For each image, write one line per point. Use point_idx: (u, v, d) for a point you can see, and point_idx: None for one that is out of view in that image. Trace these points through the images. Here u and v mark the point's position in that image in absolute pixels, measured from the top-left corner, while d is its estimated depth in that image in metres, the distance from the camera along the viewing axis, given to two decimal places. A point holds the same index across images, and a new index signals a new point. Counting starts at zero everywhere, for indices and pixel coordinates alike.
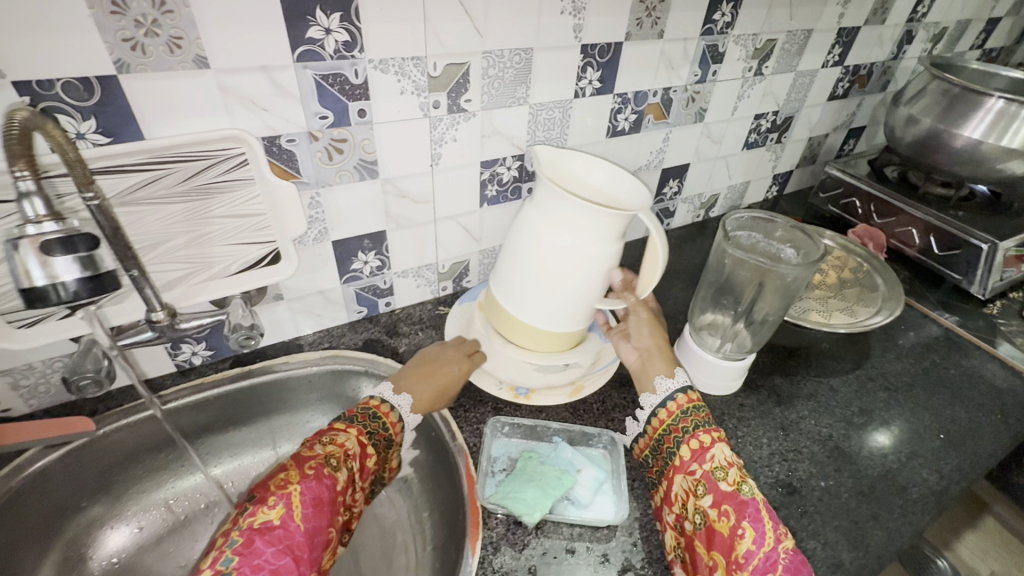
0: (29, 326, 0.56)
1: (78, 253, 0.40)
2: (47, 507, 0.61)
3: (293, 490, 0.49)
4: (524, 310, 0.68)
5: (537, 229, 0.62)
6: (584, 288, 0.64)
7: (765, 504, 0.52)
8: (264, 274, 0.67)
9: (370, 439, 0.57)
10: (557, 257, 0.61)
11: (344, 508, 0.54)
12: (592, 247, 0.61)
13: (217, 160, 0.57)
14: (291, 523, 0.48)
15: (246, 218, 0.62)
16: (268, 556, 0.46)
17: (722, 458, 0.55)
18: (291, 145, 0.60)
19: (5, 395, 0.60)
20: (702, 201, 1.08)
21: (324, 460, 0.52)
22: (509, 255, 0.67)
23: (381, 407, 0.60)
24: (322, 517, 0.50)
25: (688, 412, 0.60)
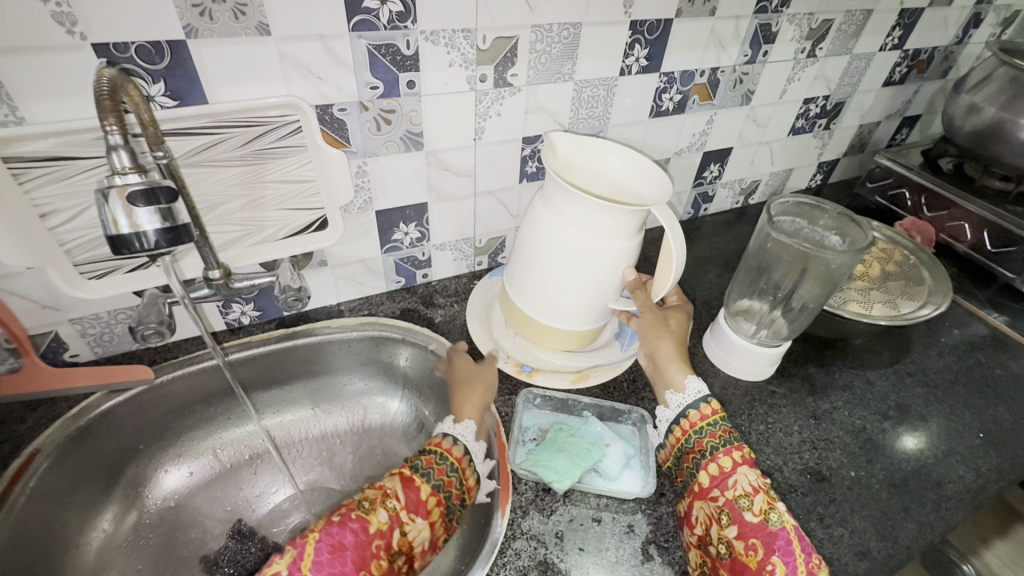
0: (98, 277, 0.60)
1: (159, 205, 0.42)
2: (109, 448, 0.66)
3: (309, 538, 0.48)
4: (540, 309, 0.68)
5: (551, 226, 0.61)
6: (596, 285, 0.63)
7: (796, 532, 0.52)
8: (312, 240, 0.70)
9: (421, 483, 0.54)
10: (571, 255, 0.61)
11: (389, 552, 0.50)
12: (604, 242, 0.60)
13: (272, 126, 0.59)
14: (300, 573, 0.46)
15: (298, 184, 0.65)
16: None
17: (745, 485, 0.54)
18: (342, 114, 0.61)
19: (74, 340, 0.65)
20: (742, 187, 1.06)
21: (356, 505, 0.51)
22: (524, 258, 0.66)
23: (445, 445, 0.58)
24: (343, 564, 0.47)
25: (703, 432, 0.59)
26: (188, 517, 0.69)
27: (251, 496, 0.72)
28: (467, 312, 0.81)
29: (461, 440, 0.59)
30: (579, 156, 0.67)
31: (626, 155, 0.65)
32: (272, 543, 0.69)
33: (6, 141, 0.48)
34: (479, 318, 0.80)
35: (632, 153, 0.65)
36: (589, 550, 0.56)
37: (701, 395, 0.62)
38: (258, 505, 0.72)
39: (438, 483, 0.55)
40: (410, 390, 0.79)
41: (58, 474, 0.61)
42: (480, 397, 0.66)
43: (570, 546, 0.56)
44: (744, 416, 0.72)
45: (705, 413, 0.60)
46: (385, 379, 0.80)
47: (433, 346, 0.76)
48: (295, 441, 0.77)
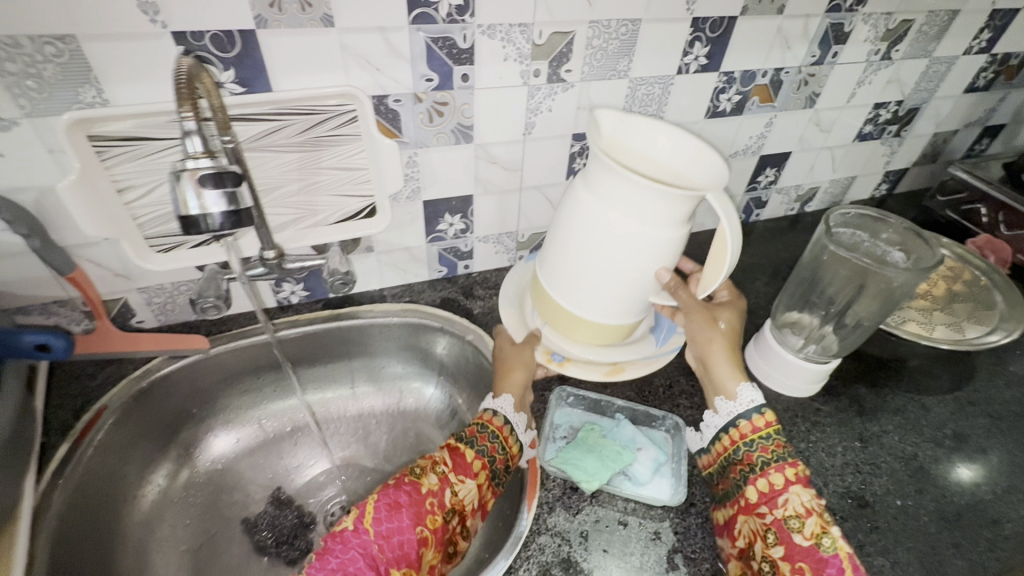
0: (164, 251, 0.64)
1: (226, 188, 0.45)
2: (167, 409, 0.70)
3: (369, 498, 0.51)
4: (572, 298, 0.64)
5: (591, 211, 0.58)
6: (637, 276, 0.60)
7: (851, 561, 0.49)
8: (361, 226, 0.72)
9: (466, 450, 0.56)
10: (612, 242, 0.57)
11: (444, 510, 0.53)
12: (650, 229, 0.56)
13: (330, 115, 0.61)
14: (361, 527, 0.49)
15: (351, 171, 0.67)
16: (338, 556, 0.48)
17: (797, 506, 0.52)
18: (396, 105, 0.63)
19: (141, 307, 0.69)
20: (799, 194, 1.01)
21: (410, 469, 0.54)
22: (559, 242, 0.63)
23: (485, 417, 0.60)
24: (400, 519, 0.50)
25: (754, 445, 0.57)
26: (232, 481, 0.73)
27: (291, 466, 0.76)
28: (499, 294, 0.78)
29: (501, 412, 0.61)
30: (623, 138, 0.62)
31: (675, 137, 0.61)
32: (308, 512, 0.72)
33: (92, 122, 0.52)
34: (510, 302, 0.76)
35: (682, 133, 0.60)
36: (613, 552, 0.56)
37: (755, 405, 0.59)
38: (296, 475, 0.76)
39: (481, 450, 0.57)
40: (445, 378, 0.81)
41: (122, 429, 0.66)
42: (522, 377, 0.66)
43: (594, 544, 0.57)
44: (784, 432, 0.69)
45: (758, 425, 0.58)
46: (422, 365, 0.82)
47: (471, 337, 0.77)
48: (333, 418, 0.80)
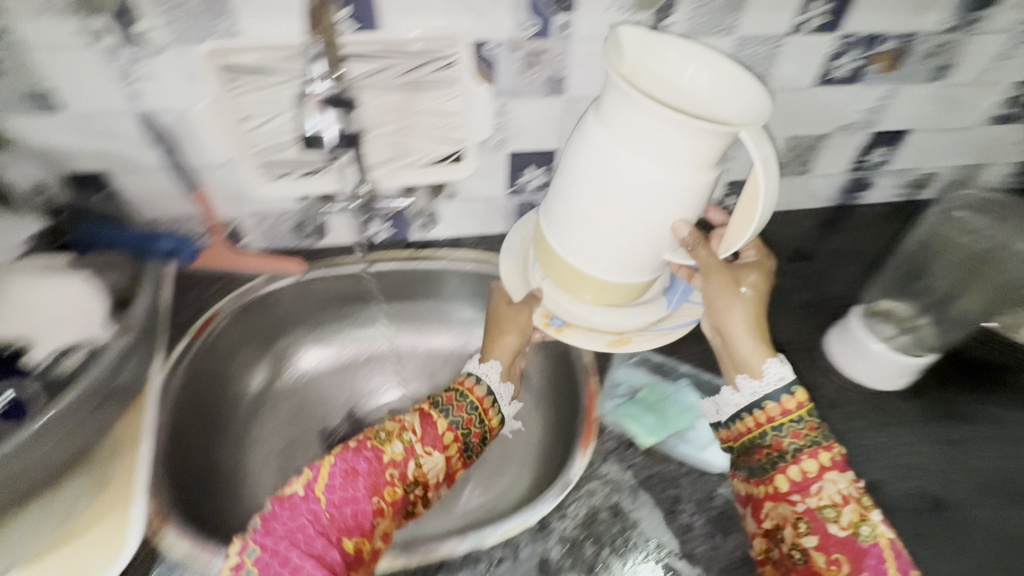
0: (273, 180, 0.70)
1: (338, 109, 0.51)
2: (266, 323, 0.78)
3: (324, 463, 0.53)
4: (575, 248, 0.57)
5: (603, 144, 0.50)
6: (653, 227, 0.52)
7: (891, 548, 0.49)
8: (447, 171, 0.74)
9: (438, 419, 0.57)
10: (627, 183, 0.50)
11: (403, 481, 0.54)
12: (671, 171, 0.48)
13: (430, 57, 0.63)
14: (313, 494, 0.51)
15: (444, 116, 0.69)
16: (286, 521, 0.50)
17: (832, 494, 0.50)
18: (494, 52, 0.64)
19: (252, 226, 0.76)
20: (911, 178, 0.93)
21: (375, 435, 0.56)
22: (564, 186, 0.55)
23: (467, 384, 0.61)
24: (354, 488, 0.52)
25: (784, 430, 0.54)
26: (314, 394, 0.81)
27: (365, 390, 0.83)
28: (502, 248, 0.73)
29: (484, 381, 0.61)
30: (645, 66, 0.54)
31: (707, 66, 0.52)
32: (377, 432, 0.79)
33: (226, 52, 0.58)
34: (513, 258, 0.71)
35: (714, 62, 0.52)
36: (661, 508, 0.57)
37: (784, 383, 0.55)
38: (369, 398, 0.82)
39: (456, 420, 0.58)
40: None
41: (230, 334, 0.74)
42: (516, 343, 0.64)
43: (643, 498, 0.58)
44: (860, 425, 0.66)
45: (788, 408, 0.54)
46: None
47: None
48: (406, 352, 0.86)
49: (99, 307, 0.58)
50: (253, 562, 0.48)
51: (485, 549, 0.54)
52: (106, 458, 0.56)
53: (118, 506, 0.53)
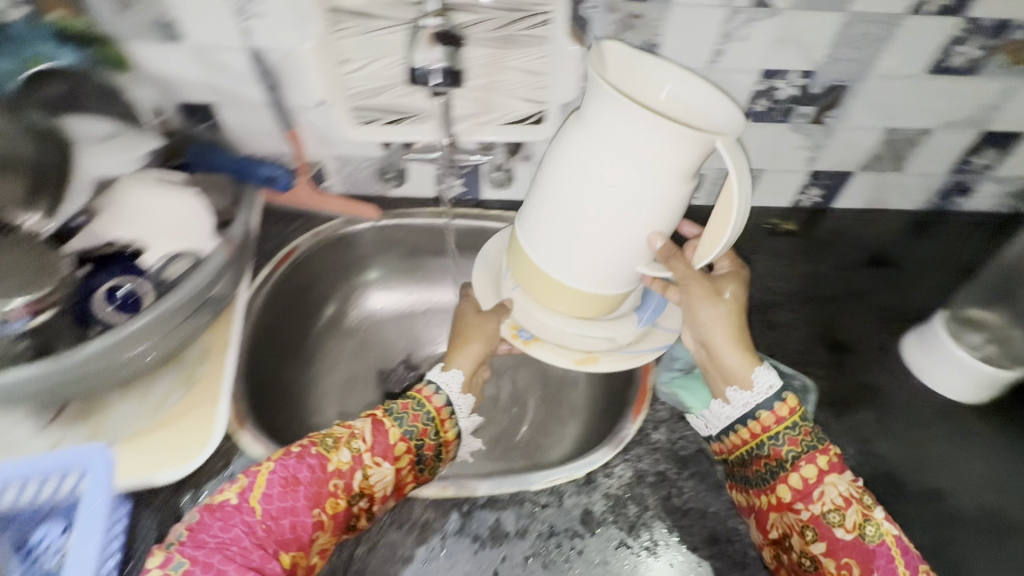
0: (365, 124, 0.73)
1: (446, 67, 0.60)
2: (339, 263, 0.82)
3: (262, 468, 0.47)
4: (548, 254, 0.55)
5: (583, 144, 0.48)
6: (631, 233, 0.50)
7: (898, 544, 0.47)
8: (527, 132, 0.75)
9: (391, 428, 0.51)
10: (604, 185, 0.48)
11: (349, 493, 0.49)
12: (647, 175, 0.47)
13: (526, 14, 0.64)
14: (247, 505, 0.45)
15: (531, 76, 0.69)
16: (216, 533, 0.44)
17: (834, 498, 0.49)
18: (591, 12, 0.63)
19: (334, 170, 0.80)
20: (1017, 188, 0.86)
21: (321, 440, 0.50)
22: (541, 193, 0.53)
23: (424, 393, 0.55)
24: (294, 500, 0.46)
25: (781, 438, 0.51)
26: (374, 336, 0.84)
27: (423, 339, 0.85)
28: (478, 255, 0.70)
29: (443, 390, 0.55)
30: (625, 81, 0.54)
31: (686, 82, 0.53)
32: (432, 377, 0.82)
33: None
34: (487, 265, 0.69)
35: (688, 79, 0.53)
36: (708, 482, 0.57)
37: (775, 391, 0.52)
38: (425, 349, 0.85)
39: (410, 430, 0.52)
40: None
41: (306, 269, 0.78)
42: (479, 351, 0.60)
43: (691, 470, 0.58)
44: (924, 435, 0.66)
45: (781, 415, 0.52)
46: None
47: None
48: None
49: (208, 221, 0.57)
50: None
51: (532, 492, 0.54)
52: (196, 361, 0.61)
53: (208, 401, 0.58)
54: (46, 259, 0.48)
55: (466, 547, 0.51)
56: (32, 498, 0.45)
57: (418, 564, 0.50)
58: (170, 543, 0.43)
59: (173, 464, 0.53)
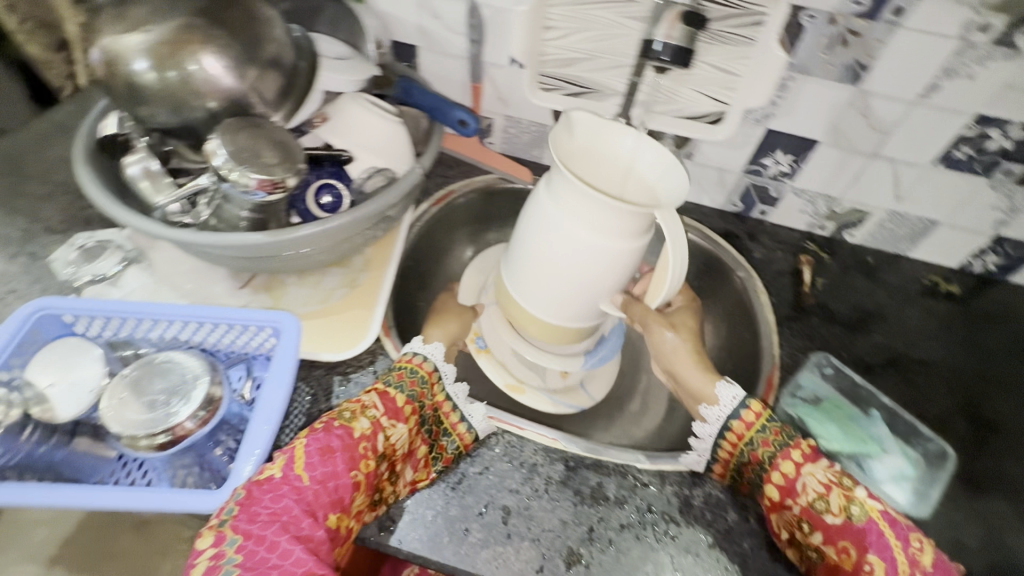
0: (547, 90, 0.76)
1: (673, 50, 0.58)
2: (483, 215, 0.87)
3: (297, 444, 0.47)
4: (521, 290, 0.64)
5: (545, 209, 0.56)
6: (594, 282, 0.58)
7: (883, 518, 0.49)
8: (699, 130, 0.74)
9: (396, 394, 0.54)
10: (567, 244, 0.56)
11: (378, 455, 0.50)
12: (602, 239, 0.54)
13: (741, 13, 0.62)
14: (292, 476, 0.45)
15: (723, 74, 0.68)
16: (267, 505, 0.43)
17: (816, 486, 0.51)
18: (807, 21, 0.62)
19: (501, 129, 0.85)
20: None
21: (337, 415, 0.50)
22: (520, 241, 0.61)
23: (415, 362, 0.57)
24: (333, 465, 0.46)
25: (756, 442, 0.55)
26: None
27: None
28: (477, 259, 0.83)
29: (430, 357, 0.58)
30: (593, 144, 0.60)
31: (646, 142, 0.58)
32: None
33: None
34: (480, 269, 0.81)
35: (647, 141, 0.57)
36: None
37: (739, 400, 0.57)
38: None
39: (410, 394, 0.55)
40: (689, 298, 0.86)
41: (456, 214, 0.84)
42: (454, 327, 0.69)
43: None
44: None
45: (750, 421, 0.56)
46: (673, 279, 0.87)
47: (741, 273, 0.78)
48: None
49: (404, 142, 0.64)
50: (234, 554, 0.40)
51: (636, 469, 0.57)
52: (359, 269, 0.69)
53: (366, 305, 0.65)
54: (288, 140, 0.53)
55: (567, 497, 0.54)
56: (232, 340, 0.54)
57: (522, 497, 0.54)
58: (222, 519, 0.41)
59: (335, 348, 0.61)
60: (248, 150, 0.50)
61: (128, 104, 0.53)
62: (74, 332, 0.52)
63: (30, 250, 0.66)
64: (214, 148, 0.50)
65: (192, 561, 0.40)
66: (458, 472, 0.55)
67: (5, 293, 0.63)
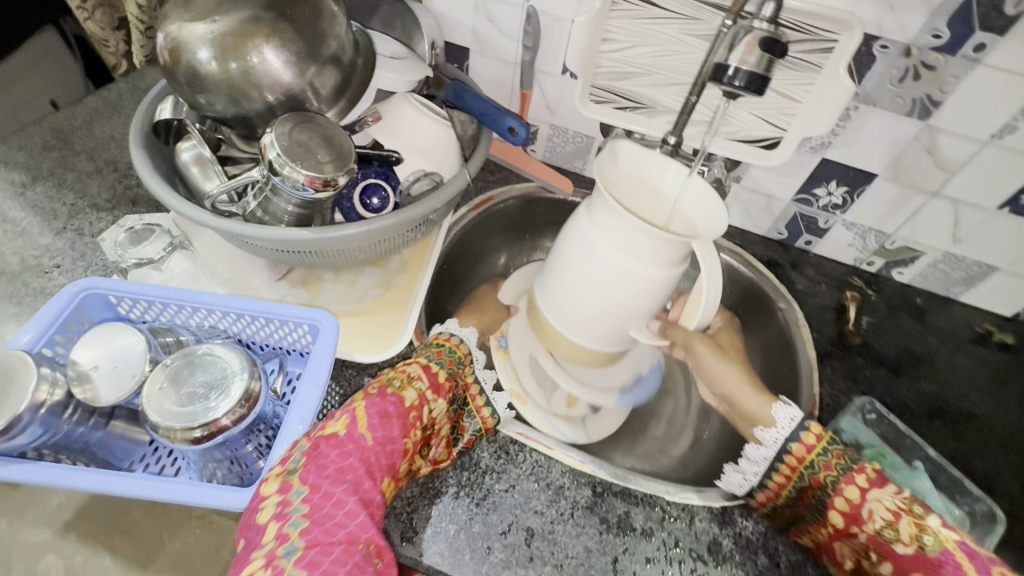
0: (598, 102, 0.75)
1: (742, 77, 0.46)
2: (520, 222, 0.86)
3: (357, 406, 0.50)
4: (551, 307, 0.63)
5: (584, 232, 0.55)
6: (624, 307, 0.57)
7: (959, 547, 0.48)
8: (752, 154, 0.72)
9: (437, 368, 0.57)
10: (599, 267, 0.54)
11: (423, 425, 0.52)
12: (635, 265, 0.53)
13: (812, 38, 0.61)
14: (356, 433, 0.47)
15: (783, 99, 0.67)
16: (334, 459, 0.45)
17: (884, 514, 0.50)
18: (879, 52, 0.60)
19: (545, 138, 0.84)
20: None
21: (387, 383, 0.53)
22: (555, 260, 0.60)
23: (453, 340, 0.61)
24: (389, 429, 0.49)
25: (817, 465, 0.54)
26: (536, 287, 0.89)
27: None
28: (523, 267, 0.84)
29: (463, 337, 0.62)
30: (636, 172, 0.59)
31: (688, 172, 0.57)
32: None
33: None
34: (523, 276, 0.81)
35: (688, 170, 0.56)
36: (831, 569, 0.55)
37: (798, 422, 0.56)
38: None
39: (443, 365, 0.58)
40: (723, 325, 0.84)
41: (494, 221, 0.83)
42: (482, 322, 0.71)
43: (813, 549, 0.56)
44: None
45: (811, 443, 0.55)
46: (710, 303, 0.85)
47: (782, 305, 0.77)
48: None
49: (453, 147, 0.63)
50: (301, 503, 0.42)
51: (665, 500, 0.55)
52: (395, 270, 0.68)
53: (399, 309, 0.65)
54: (342, 138, 0.53)
55: (593, 525, 0.53)
56: (269, 335, 0.54)
57: (546, 520, 0.52)
58: (290, 469, 0.44)
59: (367, 350, 0.61)
60: (302, 147, 0.50)
61: (186, 92, 0.53)
62: (117, 313, 0.53)
63: (76, 225, 0.67)
64: (270, 141, 0.50)
65: (256, 505, 0.42)
66: (484, 488, 0.54)
67: (50, 266, 0.64)
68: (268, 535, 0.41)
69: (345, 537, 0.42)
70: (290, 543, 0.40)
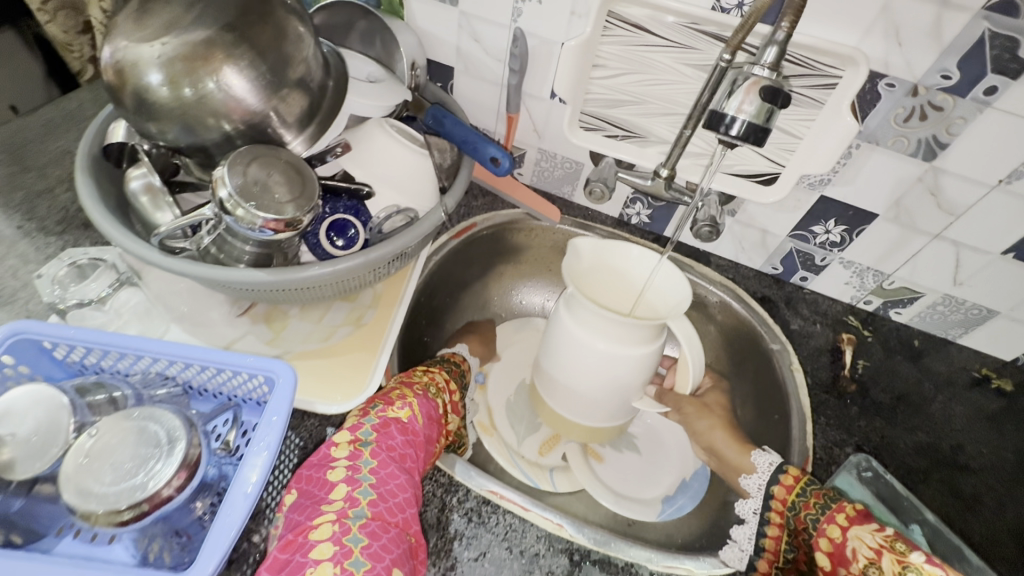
0: (588, 130, 0.71)
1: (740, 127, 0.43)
2: (503, 249, 0.82)
3: (411, 399, 0.56)
4: (552, 397, 0.64)
5: (565, 324, 0.57)
6: (622, 387, 0.57)
7: None
8: (749, 189, 0.69)
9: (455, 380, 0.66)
10: (586, 356, 0.56)
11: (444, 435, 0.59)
12: (619, 347, 0.54)
13: (813, 72, 0.58)
14: (415, 422, 0.54)
15: (782, 134, 0.63)
16: (397, 443, 0.51)
17: (866, 552, 0.52)
18: (885, 90, 0.56)
19: (532, 162, 0.80)
20: None
21: (427, 386, 0.59)
22: (545, 354, 0.62)
23: (457, 356, 0.71)
24: (433, 429, 0.56)
25: (798, 506, 0.57)
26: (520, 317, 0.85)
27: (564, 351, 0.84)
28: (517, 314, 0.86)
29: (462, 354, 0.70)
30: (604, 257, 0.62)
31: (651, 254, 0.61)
32: None
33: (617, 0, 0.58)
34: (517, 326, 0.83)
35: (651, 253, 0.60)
36: None
37: (776, 466, 0.61)
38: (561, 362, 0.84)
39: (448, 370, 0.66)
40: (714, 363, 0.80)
41: (477, 248, 0.79)
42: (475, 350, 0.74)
43: None
44: None
45: (790, 485, 0.59)
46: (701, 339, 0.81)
47: (776, 346, 0.73)
48: None
49: (429, 180, 0.58)
50: (369, 472, 0.48)
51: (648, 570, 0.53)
52: (367, 305, 0.64)
53: (369, 350, 0.60)
54: (302, 173, 0.48)
55: None
56: (220, 383, 0.49)
57: None
58: (363, 443, 0.50)
59: (331, 398, 0.56)
60: (258, 185, 0.46)
61: (135, 118, 0.48)
62: (51, 357, 0.48)
63: (21, 251, 0.63)
64: (222, 177, 0.45)
65: (331, 466, 0.48)
66: (452, 556, 0.51)
67: None
68: (338, 492, 0.46)
69: (402, 521, 0.47)
70: (359, 508, 0.45)
